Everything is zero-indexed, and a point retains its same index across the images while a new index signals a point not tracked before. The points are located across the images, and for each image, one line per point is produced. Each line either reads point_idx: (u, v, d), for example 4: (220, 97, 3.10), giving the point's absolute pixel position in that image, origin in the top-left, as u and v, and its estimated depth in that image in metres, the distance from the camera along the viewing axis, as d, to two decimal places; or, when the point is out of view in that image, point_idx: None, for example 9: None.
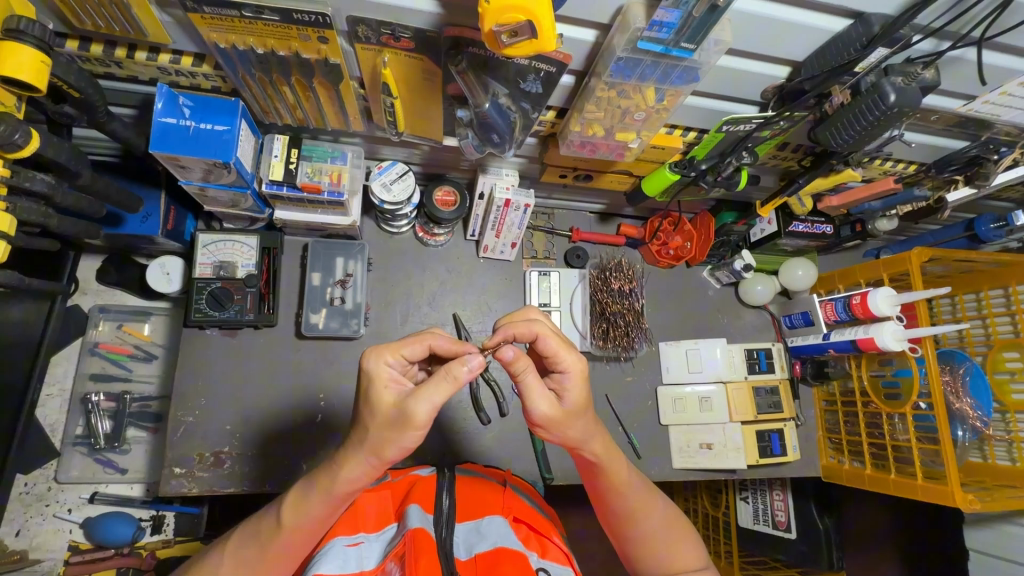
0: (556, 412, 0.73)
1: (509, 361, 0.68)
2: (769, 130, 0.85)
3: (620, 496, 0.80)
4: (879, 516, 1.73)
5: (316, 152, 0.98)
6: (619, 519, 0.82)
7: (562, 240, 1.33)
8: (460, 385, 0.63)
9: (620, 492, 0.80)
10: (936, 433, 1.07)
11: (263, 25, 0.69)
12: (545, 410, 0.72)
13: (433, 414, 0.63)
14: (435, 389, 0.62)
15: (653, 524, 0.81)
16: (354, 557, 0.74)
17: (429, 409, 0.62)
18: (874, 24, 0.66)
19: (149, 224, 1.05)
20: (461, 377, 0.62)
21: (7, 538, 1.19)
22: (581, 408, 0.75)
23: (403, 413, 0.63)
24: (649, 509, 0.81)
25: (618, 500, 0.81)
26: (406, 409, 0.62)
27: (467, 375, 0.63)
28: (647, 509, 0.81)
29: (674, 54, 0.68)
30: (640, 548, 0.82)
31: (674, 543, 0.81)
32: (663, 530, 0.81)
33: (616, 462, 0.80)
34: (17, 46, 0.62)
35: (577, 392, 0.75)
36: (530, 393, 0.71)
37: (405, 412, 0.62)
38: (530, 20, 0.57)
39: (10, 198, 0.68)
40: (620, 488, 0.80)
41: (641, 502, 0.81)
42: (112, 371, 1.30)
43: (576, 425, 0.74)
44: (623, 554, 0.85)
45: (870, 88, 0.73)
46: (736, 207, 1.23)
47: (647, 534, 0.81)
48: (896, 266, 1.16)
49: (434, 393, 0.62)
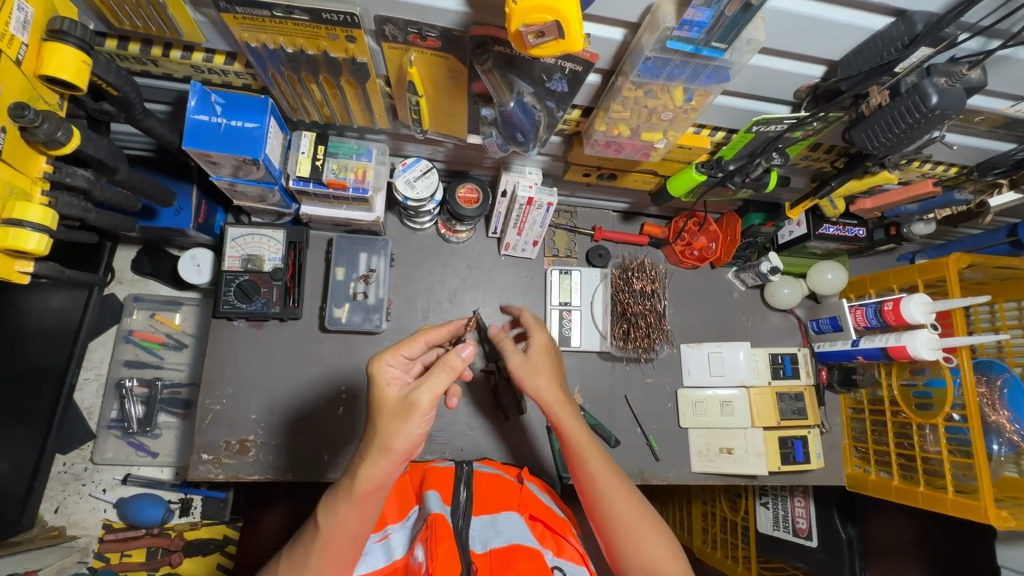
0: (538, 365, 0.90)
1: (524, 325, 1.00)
2: (801, 131, 0.82)
3: (587, 467, 0.83)
4: (906, 529, 1.68)
5: (341, 149, 0.99)
6: (589, 494, 0.83)
7: (584, 239, 1.32)
8: (459, 374, 0.66)
9: (585, 461, 0.84)
10: (970, 446, 1.04)
11: (292, 25, 0.70)
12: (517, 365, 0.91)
13: (435, 400, 0.65)
14: (437, 377, 0.65)
15: (620, 503, 0.81)
16: (383, 551, 0.78)
17: (432, 397, 0.65)
18: (918, 22, 0.63)
19: (181, 218, 1.08)
20: (458, 365, 0.66)
21: (47, 514, 1.25)
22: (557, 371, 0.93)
23: (407, 402, 0.65)
24: (615, 486, 0.82)
25: (585, 470, 0.83)
26: (409, 397, 0.65)
27: (464, 362, 0.67)
28: (614, 484, 0.82)
29: (704, 54, 0.67)
30: (611, 528, 0.81)
31: (643, 526, 0.80)
32: (633, 513, 0.80)
33: (577, 430, 0.85)
34: (62, 46, 0.64)
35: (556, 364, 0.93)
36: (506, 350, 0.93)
37: (408, 401, 0.65)
38: (557, 20, 0.56)
39: (51, 192, 0.70)
40: (585, 456, 0.84)
41: (608, 477, 0.83)
42: (145, 358, 1.35)
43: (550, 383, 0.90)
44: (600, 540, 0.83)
45: (911, 88, 0.70)
46: (764, 207, 1.20)
47: (615, 512, 0.81)
48: (932, 272, 1.12)
49: (436, 382, 0.65)
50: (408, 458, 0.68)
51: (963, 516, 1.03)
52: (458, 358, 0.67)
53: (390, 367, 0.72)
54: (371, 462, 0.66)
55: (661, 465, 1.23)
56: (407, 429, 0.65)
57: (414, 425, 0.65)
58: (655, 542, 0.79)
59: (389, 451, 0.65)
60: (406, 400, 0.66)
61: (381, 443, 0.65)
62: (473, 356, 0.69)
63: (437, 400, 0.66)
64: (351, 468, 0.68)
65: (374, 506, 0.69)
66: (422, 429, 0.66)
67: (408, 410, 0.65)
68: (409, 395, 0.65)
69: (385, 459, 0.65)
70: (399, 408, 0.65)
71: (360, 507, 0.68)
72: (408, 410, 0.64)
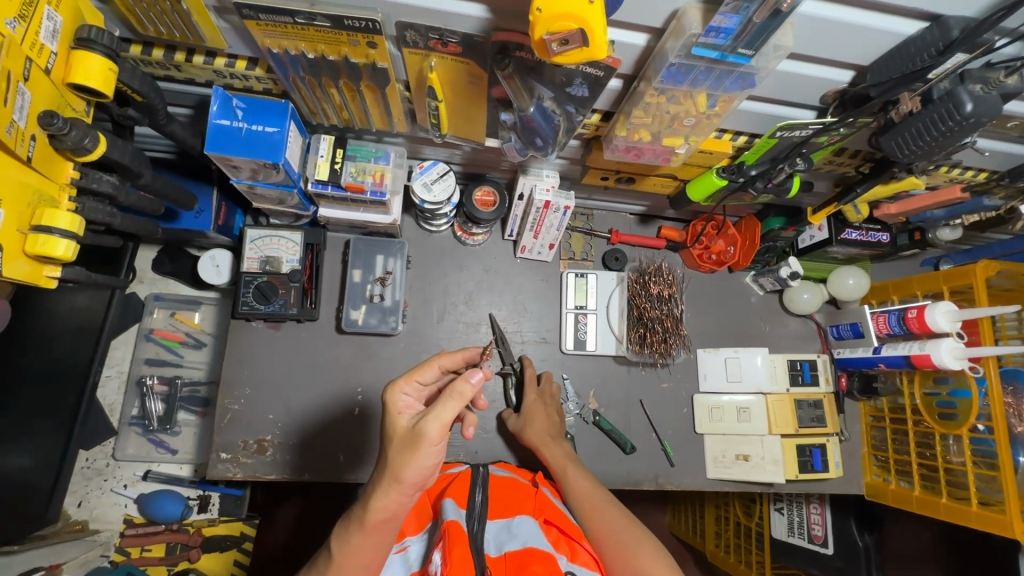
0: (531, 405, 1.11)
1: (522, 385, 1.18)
2: (827, 137, 0.80)
3: (567, 480, 0.96)
4: (924, 538, 1.65)
5: (360, 152, 1.00)
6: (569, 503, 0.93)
7: (600, 242, 1.31)
8: (467, 400, 0.64)
9: (565, 473, 0.98)
10: (996, 458, 1.02)
11: (314, 31, 0.70)
12: (515, 423, 1.11)
13: (445, 429, 0.63)
14: (445, 406, 0.63)
15: (596, 504, 0.90)
16: (400, 563, 0.79)
17: (441, 427, 0.63)
18: (953, 28, 0.61)
19: (202, 220, 1.09)
20: (467, 391, 0.63)
21: (70, 508, 1.28)
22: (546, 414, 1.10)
23: (415, 432, 0.63)
24: (590, 493, 0.93)
25: (565, 483, 0.96)
26: (418, 428, 0.63)
27: (474, 388, 0.64)
28: (590, 490, 0.93)
29: (730, 60, 0.66)
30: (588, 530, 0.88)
31: (615, 520, 0.86)
32: (606, 513, 0.88)
33: (558, 452, 1.02)
34: (89, 54, 0.65)
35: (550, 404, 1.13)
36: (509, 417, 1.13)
37: (417, 431, 0.63)
38: (581, 27, 0.55)
39: (78, 199, 0.72)
40: (565, 472, 0.98)
41: (585, 486, 0.94)
42: (165, 356, 1.37)
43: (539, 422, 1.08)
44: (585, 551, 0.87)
45: (943, 95, 0.68)
46: (785, 212, 1.19)
47: (590, 514, 0.89)
48: (958, 279, 1.10)
49: (445, 411, 0.63)
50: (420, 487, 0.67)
51: (988, 529, 1.01)
52: (467, 385, 0.64)
53: (404, 397, 0.71)
54: (381, 492, 0.66)
55: (675, 470, 1.22)
56: (417, 460, 0.64)
57: (423, 457, 0.64)
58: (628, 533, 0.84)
59: (400, 481, 0.65)
60: (414, 430, 0.64)
61: (393, 474, 0.65)
62: (483, 380, 0.66)
63: (447, 429, 0.64)
64: (365, 496, 0.69)
65: (385, 537, 0.69)
66: (433, 457, 0.65)
67: (417, 441, 0.63)
68: (416, 426, 0.63)
69: (395, 489, 0.65)
70: (408, 439, 0.64)
71: (373, 537, 0.68)
72: (416, 441, 0.63)
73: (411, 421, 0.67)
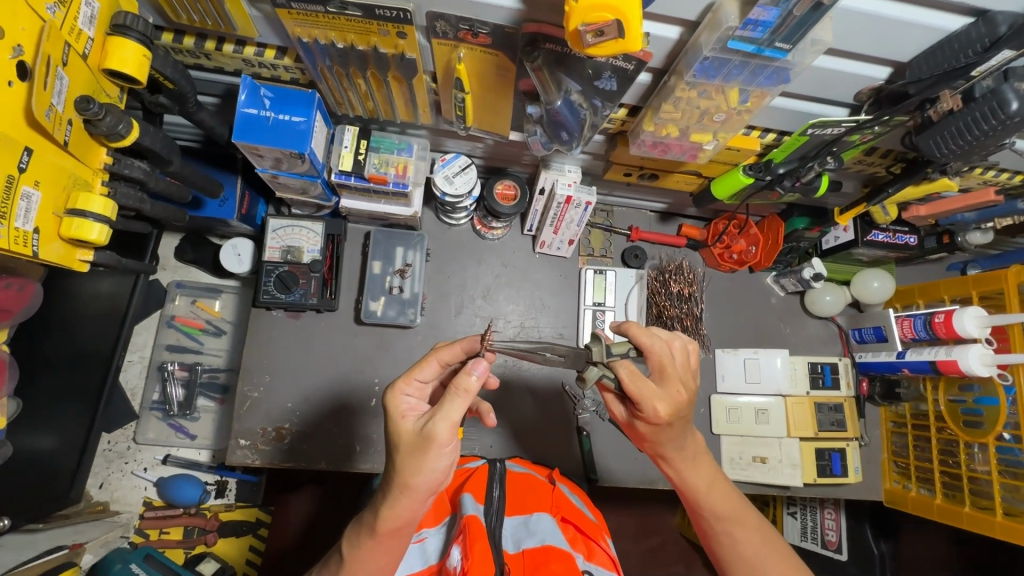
0: (655, 421, 0.73)
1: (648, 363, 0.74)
2: (861, 135, 0.78)
3: (710, 505, 0.80)
4: (940, 549, 1.62)
5: (383, 144, 0.99)
6: (708, 522, 0.81)
7: (620, 239, 1.30)
8: (473, 396, 0.64)
9: (709, 498, 0.80)
10: (1022, 468, 1.00)
11: (345, 20, 0.70)
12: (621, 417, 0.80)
13: (453, 428, 0.64)
14: (451, 405, 0.64)
15: (744, 535, 0.79)
16: (419, 554, 0.81)
17: (449, 426, 0.63)
18: (1000, 24, 0.59)
19: (226, 208, 1.10)
20: (471, 387, 0.63)
21: (92, 489, 1.31)
22: (679, 416, 0.73)
23: (423, 436, 0.64)
24: (730, 512, 0.80)
25: (707, 507, 0.80)
26: (426, 431, 0.63)
27: (478, 382, 0.64)
28: (737, 516, 0.80)
29: (766, 55, 0.65)
30: (727, 551, 0.81)
31: (766, 554, 0.79)
32: (757, 544, 0.79)
33: (697, 469, 0.80)
34: (124, 40, 0.66)
35: (686, 399, 0.73)
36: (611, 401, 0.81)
37: (424, 435, 0.64)
38: (618, 18, 0.55)
39: (110, 183, 0.72)
40: (707, 495, 0.80)
41: (731, 507, 0.80)
42: (186, 343, 1.39)
43: (673, 432, 0.76)
44: (710, 553, 0.84)
45: (986, 94, 0.66)
46: (809, 212, 1.16)
47: (740, 548, 0.79)
48: (988, 284, 1.08)
49: (452, 410, 0.64)
50: (433, 492, 0.67)
51: (1010, 540, 0.99)
52: (471, 379, 0.63)
53: (405, 399, 0.70)
54: (392, 502, 0.66)
55: None
56: (427, 464, 0.64)
57: (434, 458, 0.64)
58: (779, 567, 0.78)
59: (409, 489, 0.64)
60: (422, 434, 0.64)
61: (401, 482, 0.65)
62: (488, 371, 0.65)
63: (455, 427, 0.64)
64: (375, 505, 0.69)
65: (398, 543, 0.70)
66: (443, 460, 0.65)
67: (425, 443, 0.64)
68: (425, 428, 0.64)
69: (405, 497, 0.65)
70: (416, 443, 0.64)
71: (383, 544, 0.69)
72: (425, 444, 0.63)
73: (417, 422, 0.67)
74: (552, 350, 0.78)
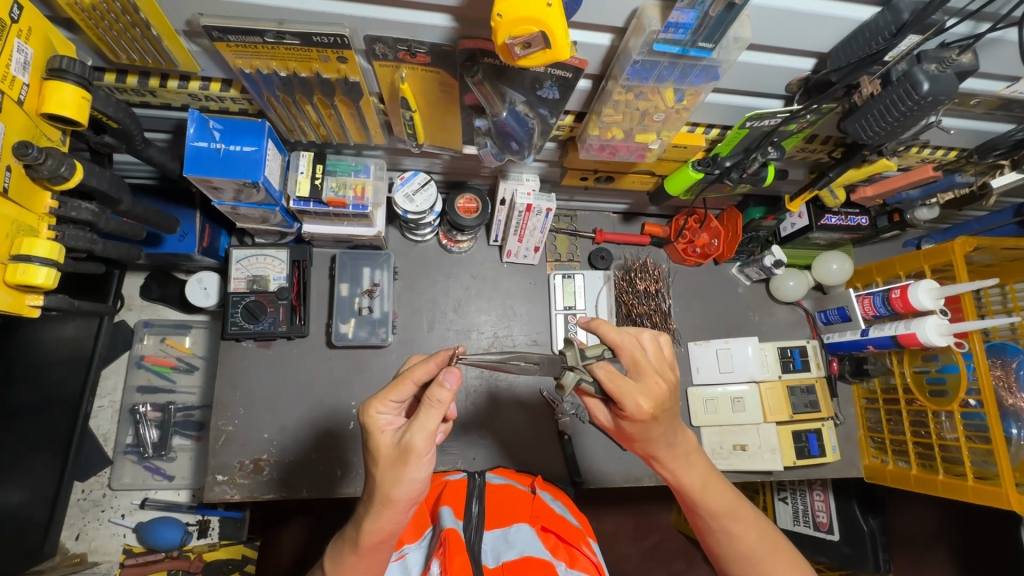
0: (639, 417, 0.72)
1: (628, 362, 0.73)
2: (795, 124, 0.82)
3: (706, 504, 0.80)
4: (931, 521, 1.64)
5: (340, 167, 1.00)
6: (704, 520, 0.82)
7: (586, 242, 1.32)
8: (447, 406, 0.64)
9: (704, 498, 0.80)
10: (988, 431, 1.02)
11: (284, 49, 0.71)
12: (608, 421, 0.81)
13: (430, 439, 0.65)
14: (426, 416, 0.64)
15: (740, 529, 0.81)
16: (400, 569, 0.80)
17: (426, 436, 0.64)
18: (903, 11, 0.63)
19: (186, 243, 1.10)
20: (445, 398, 0.63)
21: (68, 541, 1.27)
22: (663, 410, 0.73)
23: (401, 448, 0.64)
24: (726, 509, 0.80)
25: (702, 506, 0.81)
26: (403, 444, 0.64)
27: (448, 394, 0.63)
28: (733, 512, 0.80)
29: (692, 54, 0.67)
30: (724, 546, 0.82)
31: (762, 548, 0.80)
32: (752, 538, 0.80)
33: (689, 468, 0.80)
34: (62, 84, 0.66)
35: (666, 390, 0.73)
36: (596, 408, 0.82)
37: (402, 449, 0.64)
38: (542, 30, 0.56)
39: (57, 227, 0.72)
40: (703, 495, 0.80)
41: (726, 504, 0.81)
42: (157, 382, 1.37)
43: (660, 428, 0.75)
44: (706, 547, 0.85)
45: (901, 76, 0.70)
46: (765, 201, 1.20)
47: (737, 543, 0.81)
48: (938, 257, 1.10)
49: (428, 420, 0.64)
50: (415, 502, 0.68)
51: (986, 503, 1.00)
52: (445, 393, 0.62)
53: (381, 414, 0.69)
54: (376, 515, 0.66)
55: None
56: (408, 474, 0.65)
57: (415, 468, 0.65)
58: (775, 560, 0.79)
59: (392, 502, 0.66)
60: (400, 446, 0.65)
61: (383, 494, 0.66)
62: (460, 383, 0.64)
63: (432, 437, 0.65)
64: (358, 517, 0.69)
65: (379, 558, 0.70)
66: (423, 469, 0.66)
67: (405, 455, 0.64)
68: (403, 440, 0.64)
69: (389, 509, 0.66)
70: (395, 455, 0.65)
71: (367, 558, 0.69)
72: (405, 456, 0.64)
73: (396, 435, 0.67)
74: (526, 359, 0.79)
